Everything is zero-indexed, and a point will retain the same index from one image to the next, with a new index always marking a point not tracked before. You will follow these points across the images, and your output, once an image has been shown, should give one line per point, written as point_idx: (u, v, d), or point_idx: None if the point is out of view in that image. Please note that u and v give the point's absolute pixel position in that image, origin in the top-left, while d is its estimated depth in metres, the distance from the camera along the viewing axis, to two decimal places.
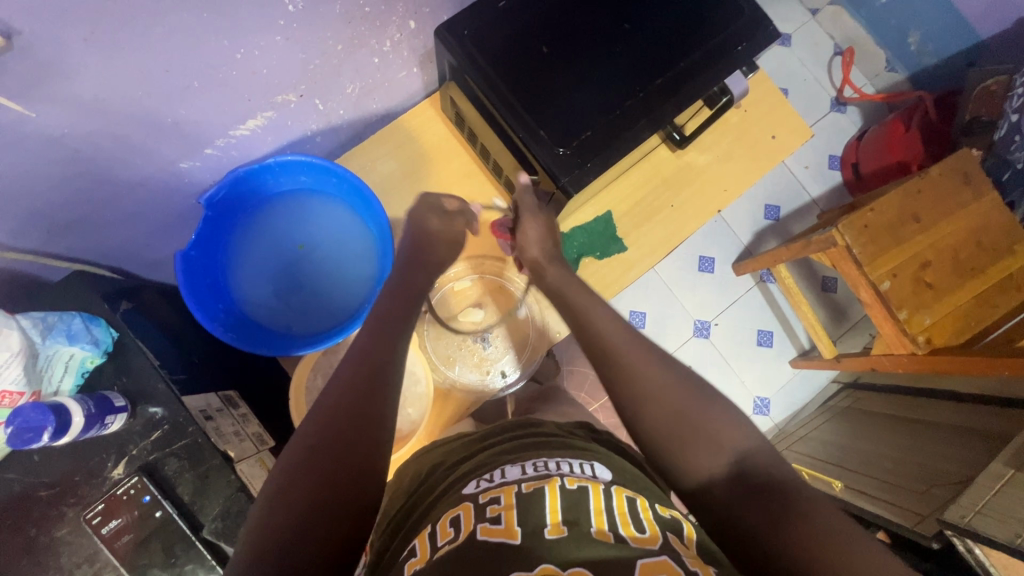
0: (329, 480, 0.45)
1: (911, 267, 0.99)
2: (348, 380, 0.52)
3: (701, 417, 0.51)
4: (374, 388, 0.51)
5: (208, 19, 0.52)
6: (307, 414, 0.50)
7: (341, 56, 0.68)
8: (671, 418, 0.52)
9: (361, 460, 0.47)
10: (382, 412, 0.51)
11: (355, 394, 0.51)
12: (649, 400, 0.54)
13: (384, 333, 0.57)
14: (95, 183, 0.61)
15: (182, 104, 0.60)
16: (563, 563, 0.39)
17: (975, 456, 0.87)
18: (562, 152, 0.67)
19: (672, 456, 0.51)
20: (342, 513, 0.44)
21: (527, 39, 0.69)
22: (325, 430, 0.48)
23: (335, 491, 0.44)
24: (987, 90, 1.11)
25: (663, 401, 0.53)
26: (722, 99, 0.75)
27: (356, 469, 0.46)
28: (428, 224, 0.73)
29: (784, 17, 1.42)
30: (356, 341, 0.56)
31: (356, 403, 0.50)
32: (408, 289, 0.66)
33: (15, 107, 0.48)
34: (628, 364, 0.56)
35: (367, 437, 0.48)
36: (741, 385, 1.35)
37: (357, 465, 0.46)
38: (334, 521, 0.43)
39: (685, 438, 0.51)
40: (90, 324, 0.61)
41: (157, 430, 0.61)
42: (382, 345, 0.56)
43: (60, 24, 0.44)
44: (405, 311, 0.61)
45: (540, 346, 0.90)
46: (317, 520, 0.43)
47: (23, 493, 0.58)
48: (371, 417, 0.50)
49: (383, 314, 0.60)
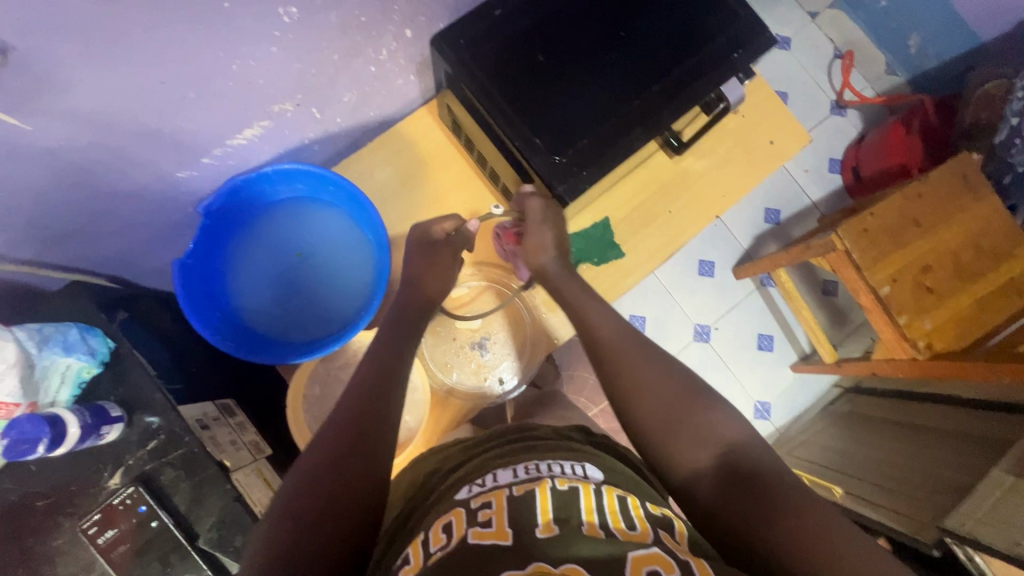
0: (330, 501, 0.46)
1: (911, 271, 0.99)
2: (350, 405, 0.53)
3: (695, 429, 0.51)
4: (372, 411, 0.53)
5: (203, 31, 0.52)
6: (311, 441, 0.51)
7: (338, 66, 0.68)
8: (664, 429, 0.52)
9: (362, 482, 0.48)
10: (384, 436, 0.52)
11: (358, 417, 0.52)
12: (642, 410, 0.53)
13: (389, 362, 0.59)
14: (91, 194, 0.61)
15: (178, 115, 0.60)
16: (554, 562, 0.39)
17: (976, 462, 0.86)
18: (558, 160, 0.67)
19: (665, 467, 0.51)
20: (340, 536, 0.45)
21: (523, 47, 0.69)
22: (329, 453, 0.49)
23: (335, 512, 0.46)
24: (988, 94, 1.10)
25: (657, 413, 0.53)
26: (719, 106, 0.75)
27: (359, 494, 0.48)
28: (427, 254, 0.73)
29: (784, 20, 1.41)
30: (361, 369, 0.58)
31: (361, 429, 0.51)
32: (405, 314, 0.68)
33: (12, 120, 0.48)
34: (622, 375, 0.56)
35: (369, 460, 0.49)
36: (742, 389, 1.34)
37: (358, 488, 0.48)
38: (332, 540, 0.44)
39: (678, 449, 0.51)
40: (86, 334, 0.61)
41: (153, 440, 0.61)
42: (382, 373, 0.57)
43: (56, 38, 0.44)
44: (404, 340, 0.64)
45: (538, 351, 0.89)
46: (315, 540, 0.44)
47: (20, 503, 0.58)
48: (375, 442, 0.51)
49: (387, 346, 0.62)
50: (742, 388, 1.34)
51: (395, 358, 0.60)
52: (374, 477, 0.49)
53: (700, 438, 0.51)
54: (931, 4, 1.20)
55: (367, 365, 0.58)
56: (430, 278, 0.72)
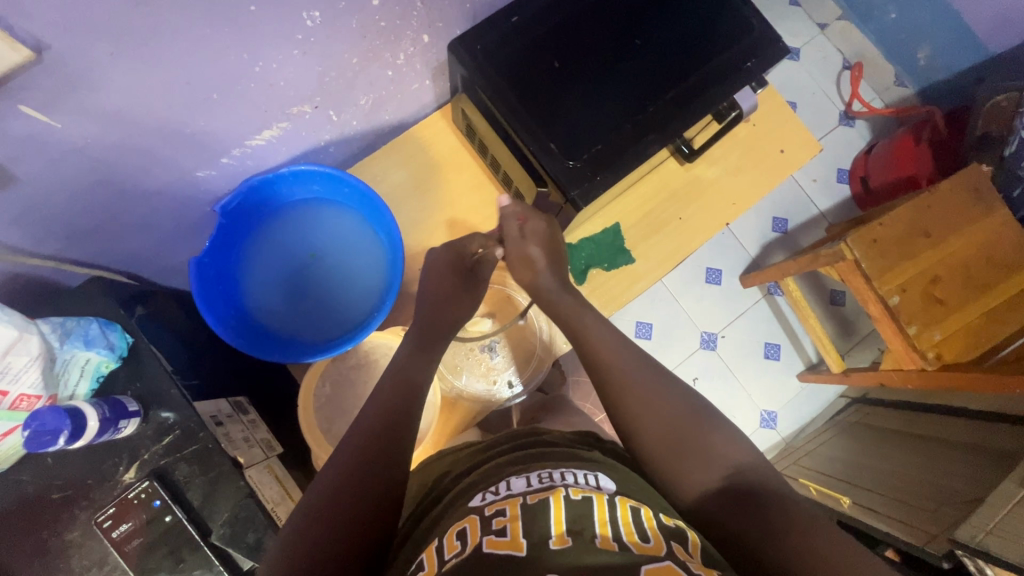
0: (338, 513, 0.46)
1: (921, 281, 0.99)
2: (374, 431, 0.53)
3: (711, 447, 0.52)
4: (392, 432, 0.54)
5: (228, 33, 0.53)
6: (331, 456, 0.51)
7: (356, 69, 0.69)
8: (675, 444, 0.53)
9: (377, 495, 0.48)
10: (393, 450, 0.53)
11: (381, 438, 0.53)
12: (669, 421, 0.54)
13: (405, 383, 0.60)
14: (114, 192, 0.62)
15: (201, 115, 0.61)
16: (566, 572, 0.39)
17: (987, 474, 0.85)
18: (572, 165, 0.68)
19: (681, 485, 0.51)
20: (338, 555, 0.44)
21: (538, 54, 0.70)
22: (342, 471, 0.50)
23: (339, 527, 0.45)
24: (997, 105, 1.09)
25: (666, 434, 0.53)
26: (731, 114, 0.77)
27: (365, 500, 0.48)
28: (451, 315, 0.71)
29: (792, 31, 1.43)
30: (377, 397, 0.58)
31: (380, 446, 0.52)
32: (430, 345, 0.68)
33: (43, 118, 0.49)
34: (628, 391, 0.56)
35: (386, 472, 0.50)
36: (748, 397, 1.34)
37: (365, 498, 0.48)
38: (335, 544, 0.44)
39: (691, 470, 0.51)
40: (106, 329, 0.62)
41: (169, 435, 0.62)
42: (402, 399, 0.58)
43: (90, 39, 0.45)
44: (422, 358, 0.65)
45: (547, 357, 0.90)
46: (328, 548, 0.44)
47: (36, 494, 0.59)
48: (381, 457, 0.52)
49: (410, 364, 0.63)
50: (748, 396, 1.34)
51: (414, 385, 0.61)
52: (378, 483, 0.49)
53: (711, 458, 0.51)
54: (939, 15, 1.20)
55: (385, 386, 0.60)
56: (443, 318, 0.71)
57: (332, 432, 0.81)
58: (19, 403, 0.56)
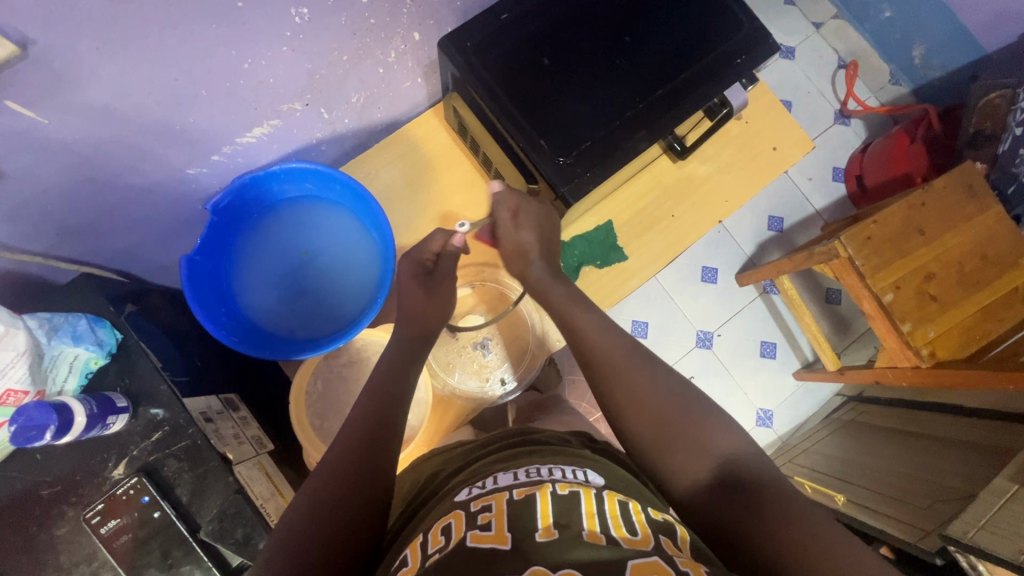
0: (326, 509, 0.46)
1: (915, 278, 0.99)
2: (365, 426, 0.54)
3: (699, 441, 0.52)
4: (379, 428, 0.54)
5: (216, 30, 0.53)
6: (320, 456, 0.51)
7: (347, 67, 0.70)
8: (664, 440, 0.53)
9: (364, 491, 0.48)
10: (376, 444, 0.52)
11: (370, 433, 0.53)
12: (653, 416, 0.54)
13: (392, 380, 0.60)
14: (103, 188, 0.62)
15: (190, 111, 0.61)
16: (553, 564, 0.38)
17: (981, 471, 0.85)
18: (562, 162, 0.68)
19: (669, 481, 0.52)
20: (326, 547, 0.44)
21: (528, 51, 0.70)
22: (329, 465, 0.50)
23: (321, 523, 0.45)
24: (991, 103, 1.11)
25: (657, 432, 0.53)
26: (722, 111, 0.76)
27: (350, 499, 0.48)
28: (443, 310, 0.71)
29: (787, 30, 1.43)
30: (369, 390, 0.59)
31: (367, 440, 0.52)
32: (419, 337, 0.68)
33: (29, 113, 0.49)
34: (615, 385, 0.56)
35: (372, 467, 0.50)
36: (744, 396, 1.34)
37: (350, 492, 0.48)
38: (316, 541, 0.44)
39: (679, 461, 0.51)
40: (94, 325, 0.62)
41: (158, 431, 0.62)
42: (391, 394, 0.58)
43: (76, 36, 0.45)
44: (413, 354, 0.65)
45: (540, 354, 0.90)
46: (315, 544, 0.44)
47: (25, 490, 0.59)
48: (366, 450, 0.51)
49: (397, 362, 0.63)
50: (744, 395, 1.34)
51: (403, 381, 0.61)
52: (362, 481, 0.49)
53: (695, 452, 0.51)
54: (934, 13, 1.21)
55: (374, 382, 0.61)
56: (431, 312, 0.71)
57: (324, 430, 0.81)
58: (6, 398, 0.56)
